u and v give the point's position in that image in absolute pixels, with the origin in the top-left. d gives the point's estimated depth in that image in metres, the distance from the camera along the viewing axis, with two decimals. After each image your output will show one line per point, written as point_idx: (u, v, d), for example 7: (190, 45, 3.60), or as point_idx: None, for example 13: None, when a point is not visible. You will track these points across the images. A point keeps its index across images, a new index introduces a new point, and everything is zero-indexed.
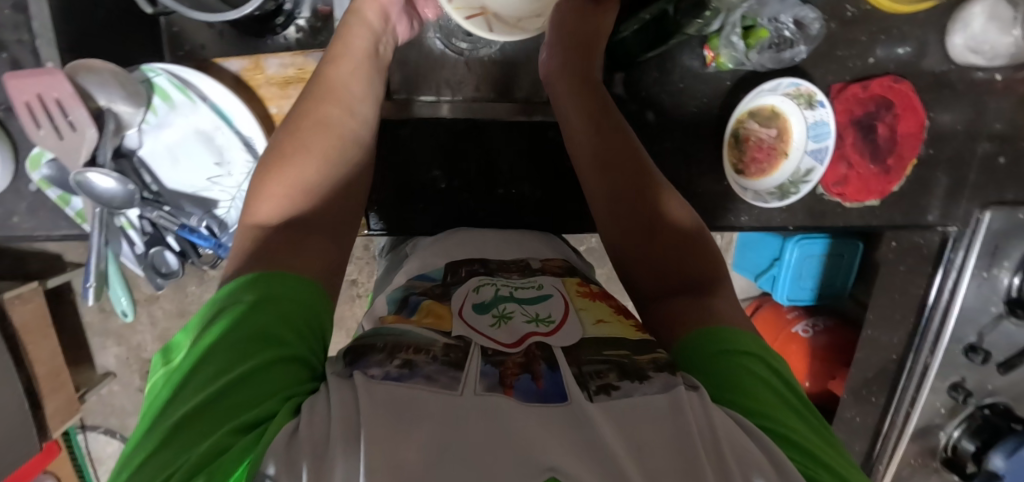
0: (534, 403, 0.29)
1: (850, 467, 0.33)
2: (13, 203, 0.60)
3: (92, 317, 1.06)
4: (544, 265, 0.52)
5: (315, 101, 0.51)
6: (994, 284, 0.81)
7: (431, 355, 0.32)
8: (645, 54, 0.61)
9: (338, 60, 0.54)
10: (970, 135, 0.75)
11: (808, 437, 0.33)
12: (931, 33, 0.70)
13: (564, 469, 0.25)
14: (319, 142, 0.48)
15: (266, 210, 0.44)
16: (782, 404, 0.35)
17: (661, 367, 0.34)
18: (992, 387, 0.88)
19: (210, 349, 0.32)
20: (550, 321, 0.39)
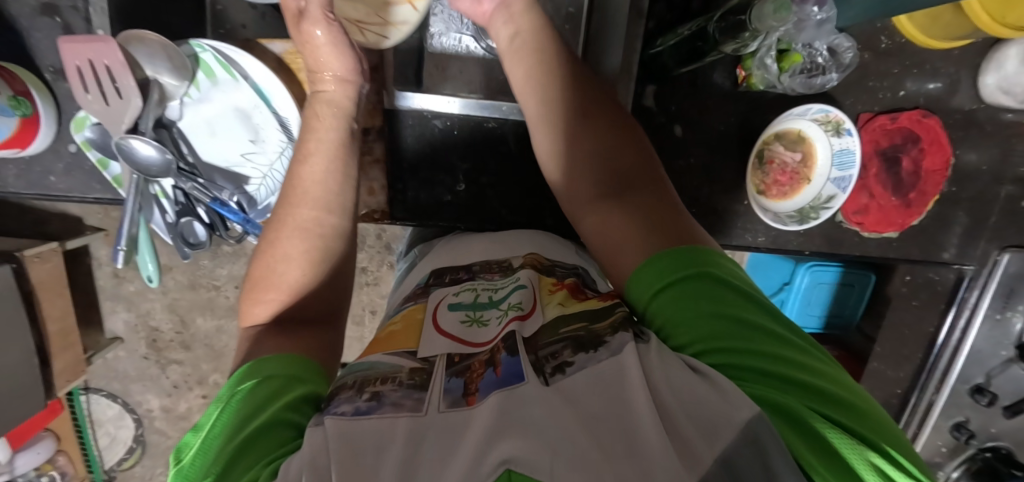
0: (495, 391, 0.32)
1: (827, 372, 0.34)
2: (50, 163, 0.62)
3: (105, 282, 1.08)
4: (525, 260, 0.54)
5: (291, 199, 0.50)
6: (1005, 326, 0.81)
7: (398, 383, 0.34)
8: (678, 69, 0.62)
9: (306, 156, 0.51)
10: (995, 176, 0.75)
11: (772, 360, 0.34)
12: (964, 71, 0.70)
13: (518, 461, 0.26)
14: (296, 246, 0.49)
15: (261, 317, 0.46)
16: (743, 333, 0.36)
17: (618, 329, 0.37)
18: (995, 431, 0.87)
19: (205, 442, 0.33)
20: (521, 307, 0.43)
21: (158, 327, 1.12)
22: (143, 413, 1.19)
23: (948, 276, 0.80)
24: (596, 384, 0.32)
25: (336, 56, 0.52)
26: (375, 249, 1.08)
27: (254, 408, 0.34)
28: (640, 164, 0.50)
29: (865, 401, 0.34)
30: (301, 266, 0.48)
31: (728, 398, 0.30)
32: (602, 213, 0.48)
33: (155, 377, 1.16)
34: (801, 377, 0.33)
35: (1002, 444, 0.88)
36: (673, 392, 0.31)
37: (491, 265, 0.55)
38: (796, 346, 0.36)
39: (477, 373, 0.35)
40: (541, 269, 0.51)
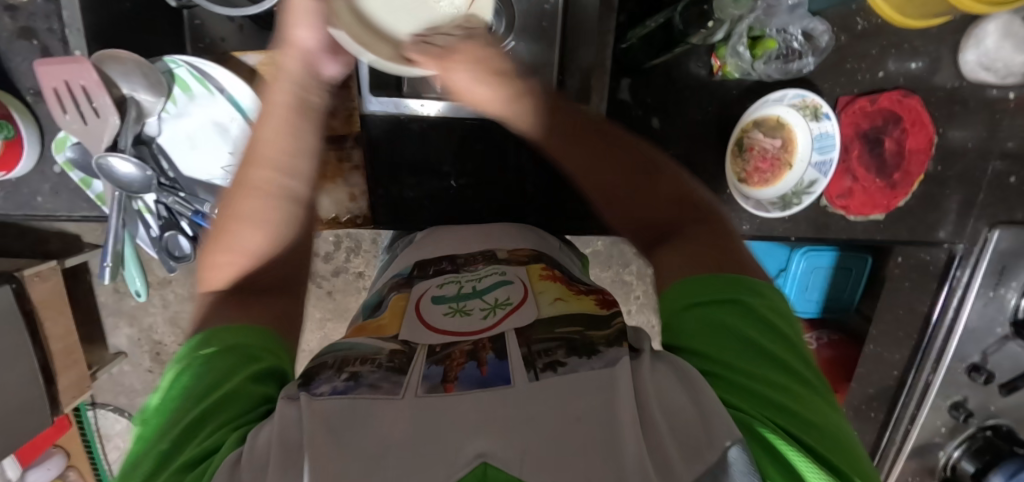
0: (475, 388, 0.31)
1: (819, 412, 0.35)
2: (37, 184, 0.63)
3: (106, 298, 1.09)
4: (511, 255, 0.55)
5: (252, 166, 0.47)
6: (1000, 304, 0.81)
7: (376, 364, 0.35)
8: (651, 61, 0.62)
9: (262, 122, 0.47)
10: (982, 153, 0.74)
11: (768, 384, 0.35)
12: (944, 49, 0.69)
13: (494, 454, 0.27)
14: (246, 206, 0.46)
15: (217, 284, 0.44)
16: (749, 354, 0.36)
17: (612, 342, 0.36)
18: (995, 409, 0.86)
19: (168, 397, 0.34)
20: (508, 305, 0.43)
21: (161, 341, 1.13)
22: None
23: (939, 256, 0.80)
24: (587, 384, 0.31)
25: (305, 21, 0.45)
26: (370, 253, 1.09)
27: (225, 371, 0.35)
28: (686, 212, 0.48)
29: (845, 443, 0.34)
30: (259, 233, 0.46)
31: (710, 415, 0.31)
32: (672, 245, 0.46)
33: None
34: (786, 406, 0.34)
35: (1003, 422, 0.87)
36: (662, 408, 0.31)
37: (477, 255, 0.55)
38: (797, 379, 0.36)
39: (457, 363, 0.35)
40: (531, 261, 0.53)
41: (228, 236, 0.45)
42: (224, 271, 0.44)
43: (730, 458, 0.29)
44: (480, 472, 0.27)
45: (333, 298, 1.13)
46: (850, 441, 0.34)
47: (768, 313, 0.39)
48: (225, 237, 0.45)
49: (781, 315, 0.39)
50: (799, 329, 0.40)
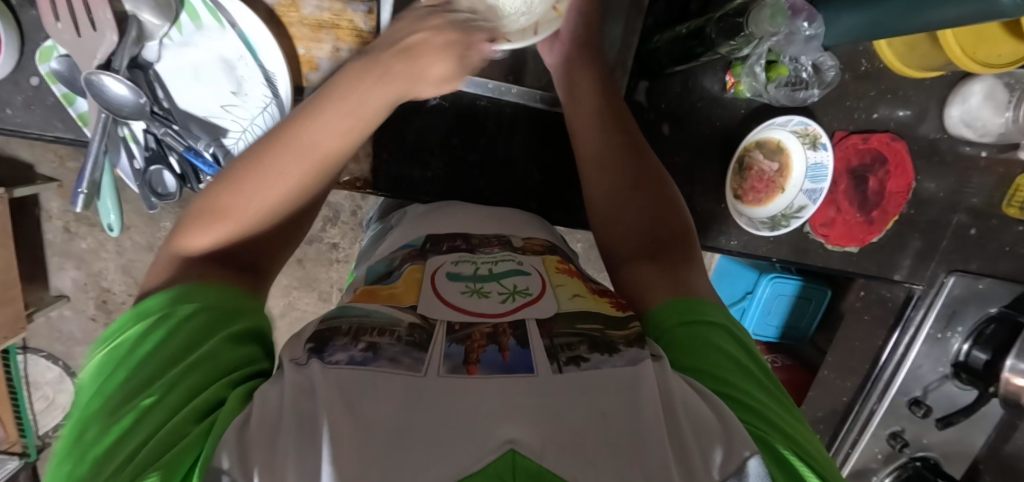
0: (500, 373, 0.32)
1: (798, 426, 0.38)
2: (9, 95, 0.58)
3: (54, 236, 1.01)
4: (525, 244, 0.54)
5: (331, 115, 0.42)
6: (946, 346, 0.87)
7: (396, 336, 0.34)
8: (673, 67, 0.62)
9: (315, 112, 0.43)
10: (950, 204, 0.80)
11: (760, 399, 0.37)
12: (932, 103, 0.74)
13: (521, 442, 0.27)
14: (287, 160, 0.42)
15: (209, 240, 0.42)
16: (739, 373, 0.39)
17: (632, 343, 0.37)
18: (927, 442, 0.93)
19: (147, 350, 0.34)
20: (528, 293, 0.43)
21: (110, 289, 1.07)
22: None
23: (899, 294, 0.86)
24: (612, 383, 0.32)
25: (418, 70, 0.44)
26: (348, 226, 1.06)
27: (206, 337, 0.35)
28: (674, 232, 0.52)
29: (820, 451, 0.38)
30: (297, 185, 0.43)
31: (731, 430, 0.33)
32: (645, 267, 0.49)
33: None
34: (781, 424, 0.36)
35: (931, 455, 0.93)
36: (685, 407, 0.33)
37: (490, 238, 0.55)
38: (780, 402, 0.39)
39: (478, 344, 0.34)
40: (544, 253, 0.53)
41: (256, 177, 0.42)
42: (220, 231, 0.42)
43: (749, 469, 0.31)
44: (508, 460, 0.27)
45: (304, 266, 1.09)
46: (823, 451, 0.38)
47: (738, 331, 0.43)
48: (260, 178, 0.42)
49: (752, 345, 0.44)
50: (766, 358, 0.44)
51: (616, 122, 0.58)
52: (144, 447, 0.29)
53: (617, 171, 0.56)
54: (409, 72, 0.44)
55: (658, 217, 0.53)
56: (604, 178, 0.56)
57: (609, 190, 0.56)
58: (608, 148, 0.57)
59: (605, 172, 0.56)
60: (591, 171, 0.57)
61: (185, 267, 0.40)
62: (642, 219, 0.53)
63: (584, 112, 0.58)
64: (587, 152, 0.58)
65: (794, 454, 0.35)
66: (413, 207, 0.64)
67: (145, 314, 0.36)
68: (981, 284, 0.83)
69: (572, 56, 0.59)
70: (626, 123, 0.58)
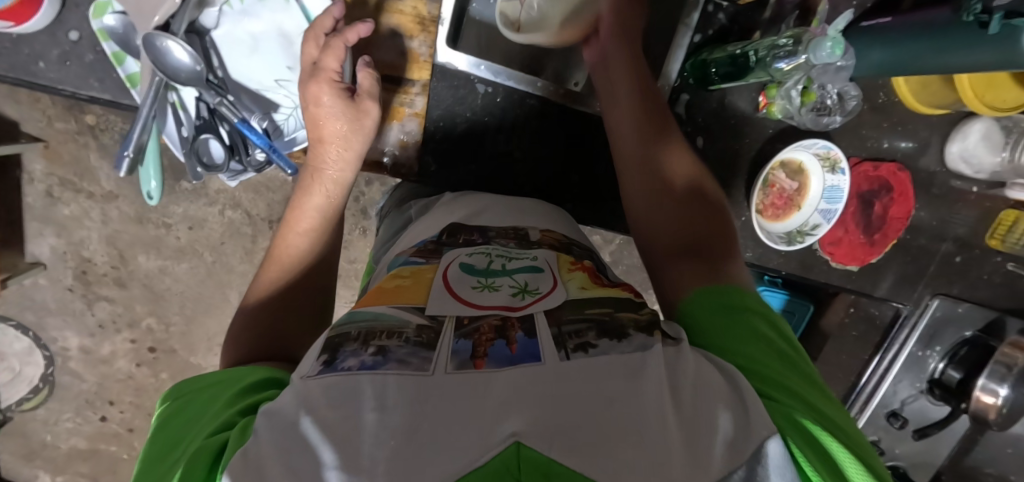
0: (507, 366, 0.33)
1: (833, 410, 0.40)
2: (43, 47, 0.55)
3: (34, 200, 0.96)
4: (542, 237, 0.56)
5: (308, 184, 0.56)
6: (924, 364, 0.93)
7: (404, 338, 0.35)
8: (718, 83, 0.65)
9: (311, 185, 0.56)
10: (940, 233, 0.86)
11: (792, 381, 0.40)
12: (935, 137, 0.80)
13: (524, 437, 0.28)
14: (303, 219, 0.55)
15: (261, 292, 0.51)
16: (772, 358, 0.41)
17: (643, 330, 0.40)
18: (898, 452, 0.98)
19: (178, 408, 0.39)
20: (536, 292, 0.44)
21: (91, 260, 1.02)
22: (57, 351, 1.09)
23: (886, 312, 0.94)
24: (615, 370, 0.34)
25: (330, 115, 0.54)
26: (351, 212, 1.05)
27: (227, 388, 0.39)
28: (713, 229, 0.53)
29: (856, 435, 0.39)
30: (311, 236, 0.55)
31: (747, 413, 0.34)
32: (683, 265, 0.51)
33: (78, 313, 1.07)
34: (811, 402, 0.39)
35: (901, 465, 0.99)
36: (692, 395, 0.34)
37: (508, 231, 0.56)
38: (815, 385, 0.41)
39: (486, 338, 0.36)
40: (559, 248, 0.54)
41: (284, 242, 0.54)
42: (262, 289, 0.52)
43: (766, 451, 0.32)
44: (513, 453, 0.27)
45: None
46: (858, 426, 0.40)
47: (770, 315, 0.46)
48: (282, 251, 0.54)
49: (788, 335, 0.45)
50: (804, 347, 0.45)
51: (654, 126, 0.60)
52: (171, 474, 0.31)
53: (656, 173, 0.58)
54: (352, 121, 0.55)
55: (695, 219, 0.54)
56: (642, 178, 0.58)
57: (647, 191, 0.58)
58: (648, 151, 0.59)
59: (643, 171, 0.58)
60: (630, 171, 0.59)
61: (244, 323, 0.48)
62: (682, 223, 0.54)
63: (625, 114, 0.61)
64: (628, 153, 0.60)
65: (817, 424, 0.37)
66: (439, 195, 0.64)
67: (187, 383, 0.42)
68: (961, 307, 0.89)
69: (611, 60, 0.62)
70: (664, 129, 0.60)
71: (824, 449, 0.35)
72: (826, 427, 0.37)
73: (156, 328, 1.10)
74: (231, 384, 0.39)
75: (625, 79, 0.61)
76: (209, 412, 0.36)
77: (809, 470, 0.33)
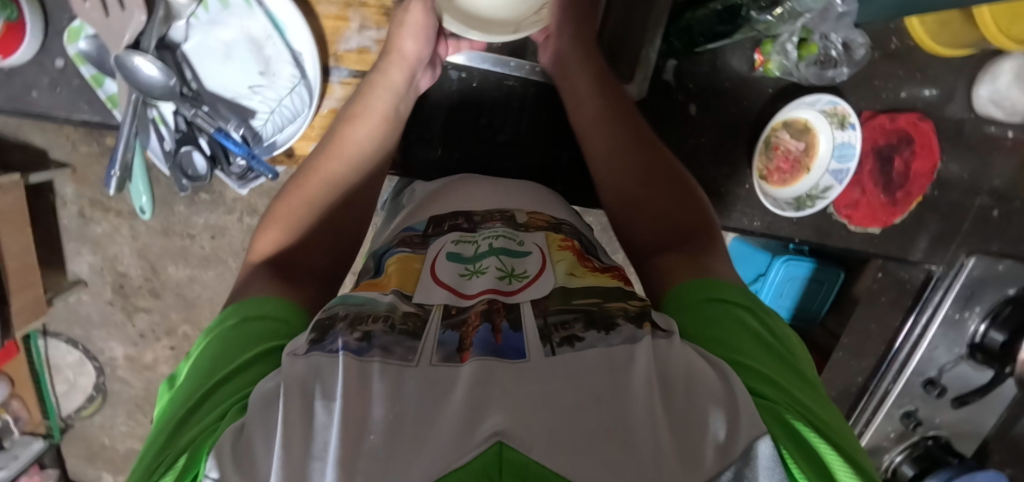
0: (491, 356, 0.32)
1: (822, 407, 0.38)
2: (34, 77, 0.57)
3: (71, 222, 1.01)
4: (528, 219, 0.54)
5: (326, 156, 0.54)
6: (962, 327, 0.87)
7: (389, 325, 0.35)
8: (704, 45, 0.62)
9: (354, 120, 0.55)
10: (972, 186, 0.79)
11: (779, 374, 0.38)
12: (961, 82, 0.73)
13: (508, 434, 0.27)
14: (328, 163, 0.53)
15: (266, 251, 0.49)
16: (757, 349, 0.39)
17: (633, 322, 0.37)
18: (939, 421, 0.94)
19: (197, 359, 0.38)
20: (524, 277, 0.43)
21: (126, 273, 1.08)
22: (106, 361, 1.16)
23: (917, 275, 0.86)
24: (602, 366, 0.32)
25: (410, 40, 0.56)
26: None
27: (242, 342, 0.37)
28: (696, 222, 0.51)
29: (846, 438, 0.37)
30: (341, 174, 0.53)
31: (735, 404, 0.33)
32: (667, 261, 0.48)
33: (120, 324, 1.13)
34: (797, 396, 0.36)
35: (943, 434, 0.94)
36: (686, 396, 0.33)
37: (493, 214, 0.55)
38: (803, 379, 0.39)
39: (472, 327, 0.36)
40: (549, 228, 0.53)
41: (313, 179, 0.53)
42: (269, 240, 0.50)
43: (756, 452, 0.30)
44: (496, 451, 0.26)
45: None
46: (849, 431, 0.38)
47: (760, 310, 0.43)
48: (306, 186, 0.53)
49: (773, 329, 0.42)
50: (790, 337, 0.43)
51: (617, 112, 0.58)
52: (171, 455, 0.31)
53: (628, 167, 0.55)
54: (402, 49, 0.56)
55: (676, 211, 0.52)
56: (617, 170, 0.56)
57: (623, 182, 0.55)
58: (616, 146, 0.56)
59: (615, 161, 0.56)
60: (601, 162, 0.57)
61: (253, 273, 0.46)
62: (662, 212, 0.52)
63: (588, 104, 0.58)
64: (597, 147, 0.57)
65: (806, 424, 0.34)
66: (422, 184, 0.64)
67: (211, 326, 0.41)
68: (1000, 265, 0.83)
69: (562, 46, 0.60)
70: (630, 113, 0.58)
71: (811, 451, 0.33)
72: (814, 428, 0.34)
73: (189, 335, 1.15)
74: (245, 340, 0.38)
75: (575, 58, 0.59)
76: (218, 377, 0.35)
77: (795, 471, 0.31)
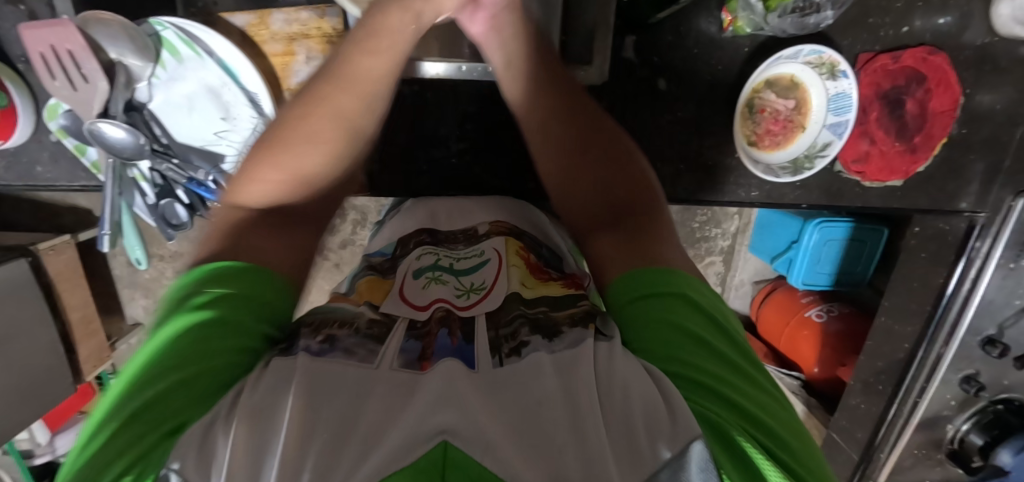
0: (450, 358, 0.32)
1: (780, 418, 0.32)
2: (35, 153, 0.62)
3: (121, 271, 1.09)
4: (490, 230, 0.53)
5: (337, 89, 0.46)
6: (1020, 275, 0.76)
7: (354, 329, 0.35)
8: (657, 16, 0.59)
9: (365, 50, 0.46)
10: (1011, 118, 0.69)
11: (729, 383, 0.32)
12: (976, 3, 0.64)
13: (454, 432, 0.26)
14: (322, 111, 0.45)
15: (248, 202, 0.44)
16: (701, 352, 0.33)
17: (576, 322, 0.36)
18: (1008, 383, 0.84)
19: (163, 331, 0.33)
20: (481, 289, 0.43)
21: None
22: None
23: (959, 226, 0.76)
24: (552, 365, 0.31)
25: None
26: (348, 231, 1.02)
27: (220, 323, 0.33)
28: (635, 190, 0.48)
29: (813, 459, 0.31)
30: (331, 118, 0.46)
31: (674, 410, 0.29)
32: (601, 238, 0.46)
33: None
34: (747, 408, 0.31)
35: (1016, 396, 0.85)
36: (636, 386, 0.30)
37: (458, 235, 0.54)
38: (757, 387, 0.33)
39: (432, 337, 0.35)
40: (509, 235, 0.52)
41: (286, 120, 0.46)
42: (256, 189, 0.44)
43: (692, 452, 0.26)
44: (440, 451, 0.26)
45: (341, 269, 1.05)
46: (814, 447, 0.32)
47: (712, 305, 0.37)
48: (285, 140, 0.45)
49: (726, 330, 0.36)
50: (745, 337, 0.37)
51: (556, 84, 0.53)
52: (129, 452, 0.27)
53: (565, 142, 0.52)
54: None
55: (613, 183, 0.49)
56: (553, 148, 0.53)
57: (559, 158, 0.52)
58: (550, 116, 0.52)
59: (552, 137, 0.53)
60: (537, 138, 0.53)
61: (233, 232, 0.42)
62: (591, 183, 0.50)
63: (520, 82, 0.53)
64: (533, 124, 0.54)
65: (752, 443, 0.29)
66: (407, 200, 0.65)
67: (187, 282, 0.36)
68: None
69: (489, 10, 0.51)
70: (566, 84, 0.53)
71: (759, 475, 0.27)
72: (763, 449, 0.29)
73: None
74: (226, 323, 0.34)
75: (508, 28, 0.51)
76: (189, 364, 0.31)
77: None
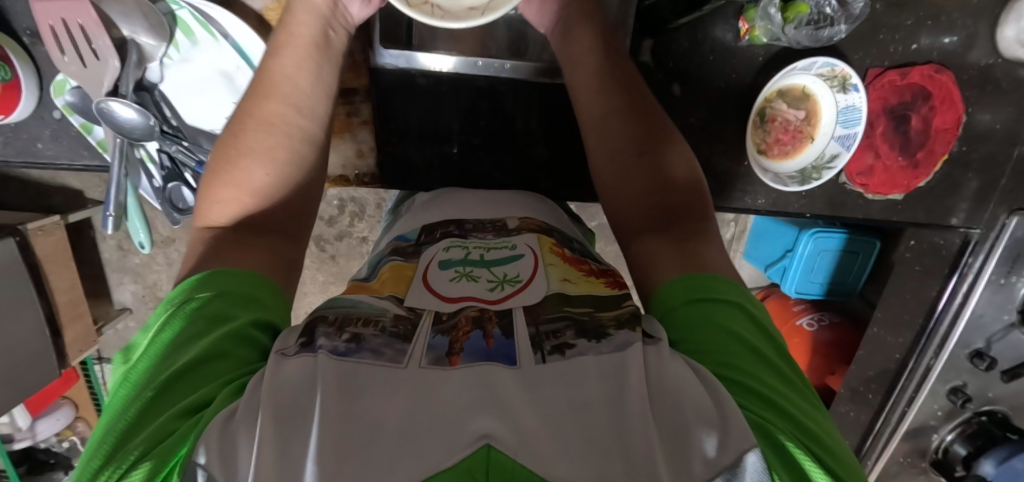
0: (480, 360, 0.31)
1: (818, 422, 0.33)
2: (37, 130, 0.61)
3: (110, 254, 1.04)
4: (521, 224, 0.53)
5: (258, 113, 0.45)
6: (1010, 291, 0.78)
7: (380, 327, 0.34)
8: (677, 19, 0.59)
9: (281, 51, 0.48)
10: (1009, 137, 0.71)
11: (775, 387, 0.33)
12: (982, 24, 0.66)
13: (498, 436, 0.26)
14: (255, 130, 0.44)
15: (217, 222, 0.41)
16: (748, 356, 0.34)
17: (623, 324, 0.36)
18: (993, 395, 0.86)
19: (157, 335, 0.33)
20: (518, 280, 0.42)
21: None
22: None
23: (953, 240, 0.78)
24: (596, 369, 0.31)
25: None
26: (347, 222, 1.01)
27: (206, 318, 0.33)
28: (686, 194, 0.47)
29: (849, 465, 0.32)
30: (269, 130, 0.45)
31: (726, 411, 0.30)
32: (648, 240, 0.45)
33: None
34: (793, 413, 0.32)
35: (998, 409, 0.87)
36: (679, 394, 0.30)
37: (485, 224, 0.54)
38: (799, 392, 0.34)
39: (463, 332, 0.35)
40: (541, 231, 0.52)
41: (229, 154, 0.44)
42: (221, 209, 0.42)
43: (744, 462, 0.28)
44: (484, 454, 0.26)
45: (337, 262, 1.05)
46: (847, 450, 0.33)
47: (755, 312, 0.38)
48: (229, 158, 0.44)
49: (768, 335, 0.38)
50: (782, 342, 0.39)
51: (615, 84, 0.53)
52: (134, 445, 0.27)
53: (621, 135, 0.51)
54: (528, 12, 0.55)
55: (664, 184, 0.48)
56: (604, 151, 0.52)
57: (610, 155, 0.52)
58: (607, 112, 0.52)
59: (606, 139, 0.52)
60: (593, 142, 0.53)
61: (199, 254, 0.39)
62: (649, 188, 0.48)
63: (583, 78, 0.54)
64: (590, 118, 0.54)
65: (800, 447, 0.30)
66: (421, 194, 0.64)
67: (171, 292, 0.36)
68: None
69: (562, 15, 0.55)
70: (631, 85, 0.54)
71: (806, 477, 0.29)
72: (811, 453, 0.30)
73: None
74: (209, 320, 0.33)
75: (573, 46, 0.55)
76: (184, 359, 0.31)
77: None
